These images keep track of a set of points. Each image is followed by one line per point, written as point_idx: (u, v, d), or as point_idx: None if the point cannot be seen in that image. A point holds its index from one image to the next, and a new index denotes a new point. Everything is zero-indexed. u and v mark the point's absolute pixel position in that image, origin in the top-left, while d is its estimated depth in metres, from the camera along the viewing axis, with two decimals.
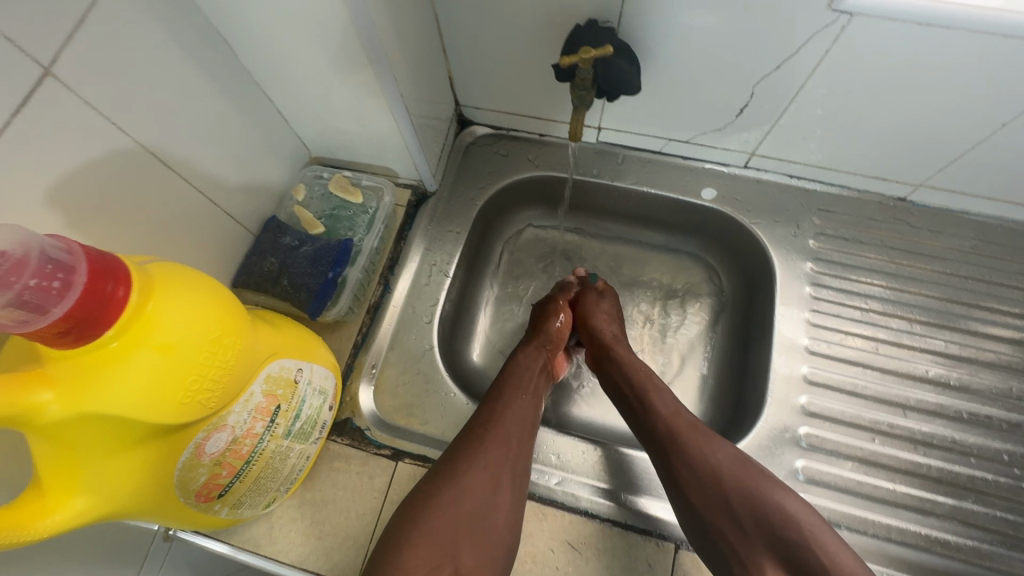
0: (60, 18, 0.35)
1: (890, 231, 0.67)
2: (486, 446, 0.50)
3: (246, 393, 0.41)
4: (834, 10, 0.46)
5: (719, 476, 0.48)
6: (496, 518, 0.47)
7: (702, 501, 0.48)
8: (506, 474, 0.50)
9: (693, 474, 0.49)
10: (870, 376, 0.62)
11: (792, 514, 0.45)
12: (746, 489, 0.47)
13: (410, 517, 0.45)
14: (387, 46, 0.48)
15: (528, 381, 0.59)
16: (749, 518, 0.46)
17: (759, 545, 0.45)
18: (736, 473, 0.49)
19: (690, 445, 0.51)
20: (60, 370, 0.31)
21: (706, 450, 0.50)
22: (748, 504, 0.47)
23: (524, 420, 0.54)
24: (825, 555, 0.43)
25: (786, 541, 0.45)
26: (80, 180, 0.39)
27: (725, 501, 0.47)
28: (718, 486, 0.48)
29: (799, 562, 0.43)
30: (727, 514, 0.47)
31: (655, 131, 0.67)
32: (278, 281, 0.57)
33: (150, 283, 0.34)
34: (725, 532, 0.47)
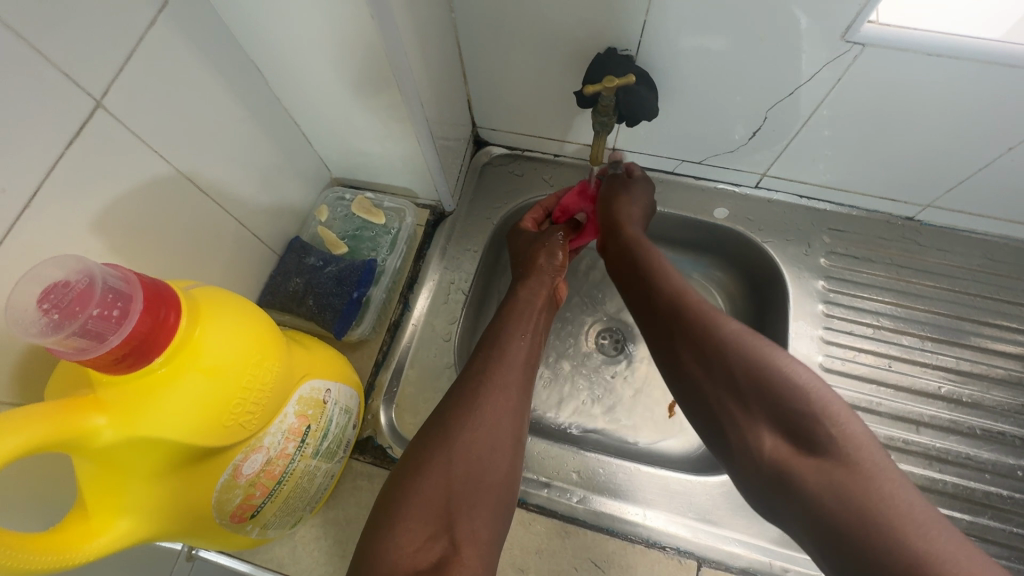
0: (111, 54, 0.37)
1: (899, 249, 0.68)
2: (483, 403, 0.50)
3: (280, 415, 0.41)
4: (847, 41, 0.48)
5: (720, 348, 0.47)
6: (494, 475, 0.48)
7: (705, 378, 0.48)
8: (508, 427, 0.50)
9: (696, 349, 0.48)
10: (884, 393, 0.63)
11: (801, 386, 0.42)
12: (749, 359, 0.45)
13: (402, 488, 0.45)
14: (415, 74, 0.50)
15: (530, 320, 0.59)
16: (750, 388, 0.44)
17: (760, 415, 0.44)
18: (742, 346, 0.46)
19: (694, 322, 0.49)
20: (113, 394, 0.32)
21: (710, 325, 0.48)
22: (752, 374, 0.44)
23: (518, 368, 0.55)
24: (835, 427, 0.40)
25: (789, 411, 0.42)
26: (124, 207, 0.41)
27: (727, 372, 0.46)
28: (720, 360, 0.47)
29: (803, 433, 0.41)
30: (728, 386, 0.46)
31: (669, 153, 0.69)
32: (303, 301, 0.58)
33: (197, 308, 0.35)
34: (726, 404, 0.46)
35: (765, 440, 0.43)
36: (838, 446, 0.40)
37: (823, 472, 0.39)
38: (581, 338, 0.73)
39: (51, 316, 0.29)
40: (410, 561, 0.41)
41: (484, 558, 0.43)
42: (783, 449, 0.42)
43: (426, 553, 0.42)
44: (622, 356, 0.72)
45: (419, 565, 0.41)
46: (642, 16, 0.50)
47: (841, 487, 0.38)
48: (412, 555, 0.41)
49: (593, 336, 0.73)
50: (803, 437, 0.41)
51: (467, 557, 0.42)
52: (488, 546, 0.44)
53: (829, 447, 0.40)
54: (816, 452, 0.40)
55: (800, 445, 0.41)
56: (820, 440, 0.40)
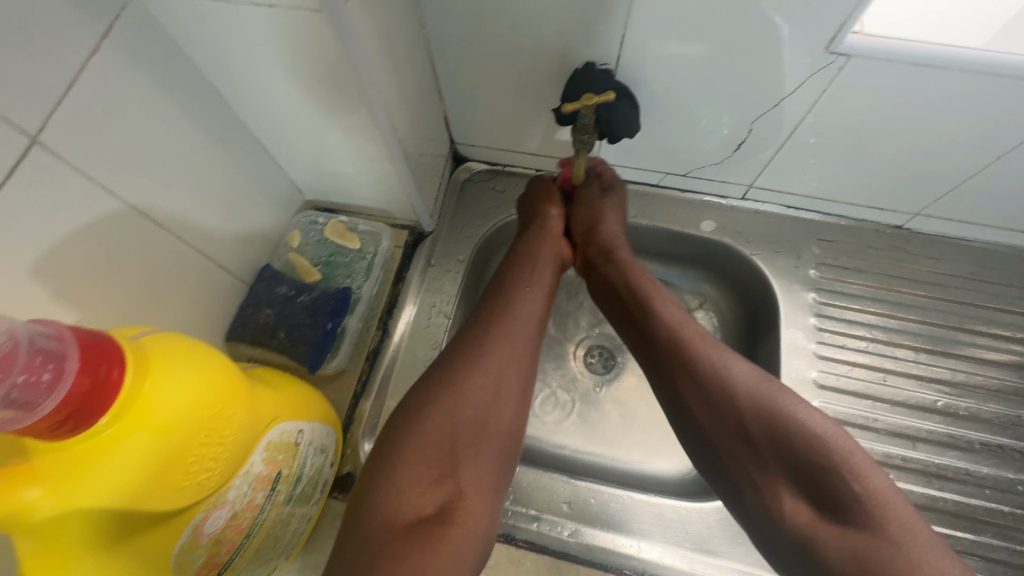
0: (46, 87, 0.34)
1: (889, 258, 0.67)
2: (490, 346, 0.48)
3: (246, 464, 0.39)
4: (832, 52, 0.47)
5: (730, 397, 0.45)
6: (500, 423, 0.46)
7: (714, 428, 0.46)
8: (514, 376, 0.48)
9: (703, 392, 0.46)
10: (880, 408, 0.61)
11: (820, 438, 0.42)
12: (764, 413, 0.44)
13: (402, 430, 0.43)
14: (385, 95, 0.47)
15: (534, 270, 0.56)
16: (765, 444, 0.43)
17: (779, 472, 0.42)
18: (755, 400, 0.45)
19: (701, 370, 0.47)
20: (50, 462, 0.29)
21: (719, 372, 0.46)
22: (765, 428, 0.43)
23: (530, 318, 0.52)
24: (856, 482, 0.40)
25: (807, 466, 0.42)
26: (70, 249, 0.38)
27: (738, 425, 0.44)
28: (731, 407, 0.45)
29: (825, 490, 0.41)
30: (743, 438, 0.44)
31: (652, 166, 0.67)
32: (275, 333, 0.55)
33: (145, 360, 0.32)
34: (740, 461, 0.44)
35: (784, 502, 0.42)
36: (862, 506, 0.39)
37: (848, 542, 0.38)
38: (569, 357, 0.70)
39: None
40: (414, 506, 0.40)
41: (490, 506, 0.42)
42: (806, 513, 0.41)
43: (431, 498, 0.41)
44: (612, 374, 0.69)
45: (423, 511, 0.40)
46: (620, 30, 0.49)
47: (871, 548, 0.37)
48: (416, 500, 0.40)
49: (581, 354, 0.70)
50: (822, 492, 0.41)
51: (472, 503, 0.42)
52: (494, 493, 0.43)
53: (850, 503, 0.39)
54: (838, 510, 0.40)
55: (821, 502, 0.41)
56: (840, 496, 0.40)
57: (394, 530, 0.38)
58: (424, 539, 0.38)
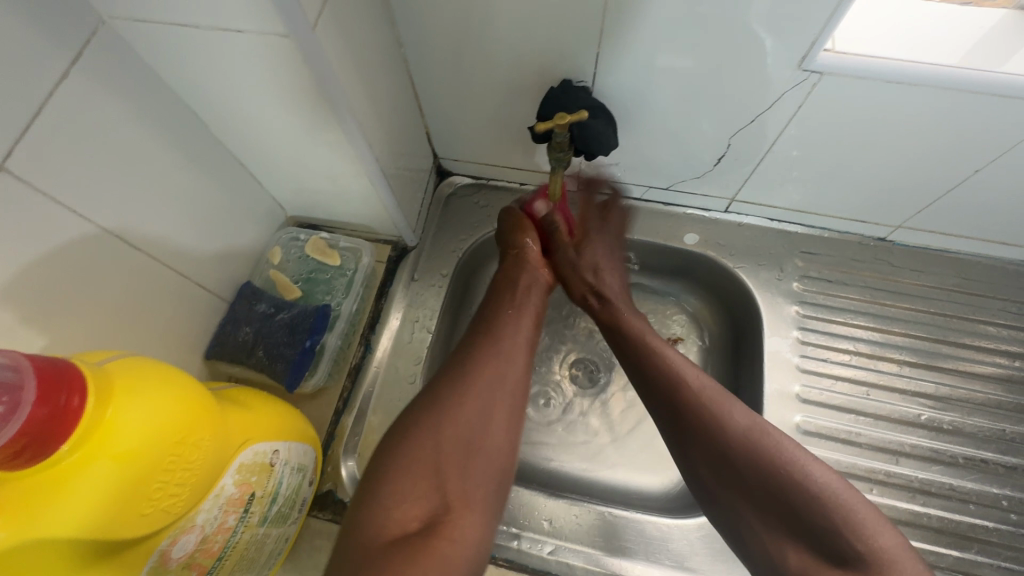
0: (14, 113, 0.34)
1: (872, 271, 0.67)
2: (475, 371, 0.48)
3: (217, 487, 0.39)
4: (804, 69, 0.47)
5: (729, 452, 0.45)
6: (487, 441, 0.45)
7: (717, 482, 0.46)
8: (502, 402, 0.48)
9: (704, 448, 0.47)
10: (863, 423, 0.61)
11: (822, 494, 0.41)
12: (764, 471, 0.43)
13: (391, 449, 0.43)
14: (360, 114, 0.48)
15: (521, 297, 0.56)
16: (766, 499, 0.43)
17: (780, 525, 0.43)
18: (754, 456, 0.44)
19: (703, 425, 0.47)
20: (9, 494, 0.29)
21: (719, 427, 0.46)
22: (765, 484, 0.43)
23: (518, 344, 0.52)
24: (860, 539, 0.40)
25: (810, 523, 0.41)
26: (40, 272, 0.38)
27: (739, 479, 0.45)
28: (731, 463, 0.45)
29: (830, 547, 0.40)
30: (745, 492, 0.44)
31: (634, 180, 0.68)
32: (253, 352, 0.55)
33: (108, 387, 0.32)
34: (743, 513, 0.45)
35: (789, 553, 0.42)
36: (865, 561, 0.39)
37: None
38: (554, 371, 0.70)
39: None
40: (400, 523, 0.39)
41: (481, 521, 0.42)
42: (809, 564, 0.41)
43: (417, 514, 0.40)
44: (596, 388, 0.69)
45: (408, 527, 0.39)
46: (594, 48, 0.49)
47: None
48: (401, 518, 0.40)
49: (566, 368, 0.70)
50: (827, 547, 0.41)
51: (460, 519, 0.41)
52: (484, 511, 0.43)
53: (853, 557, 0.39)
54: (840, 564, 0.40)
55: (826, 555, 0.40)
56: (844, 551, 0.40)
57: (376, 546, 0.37)
58: (406, 553, 0.37)
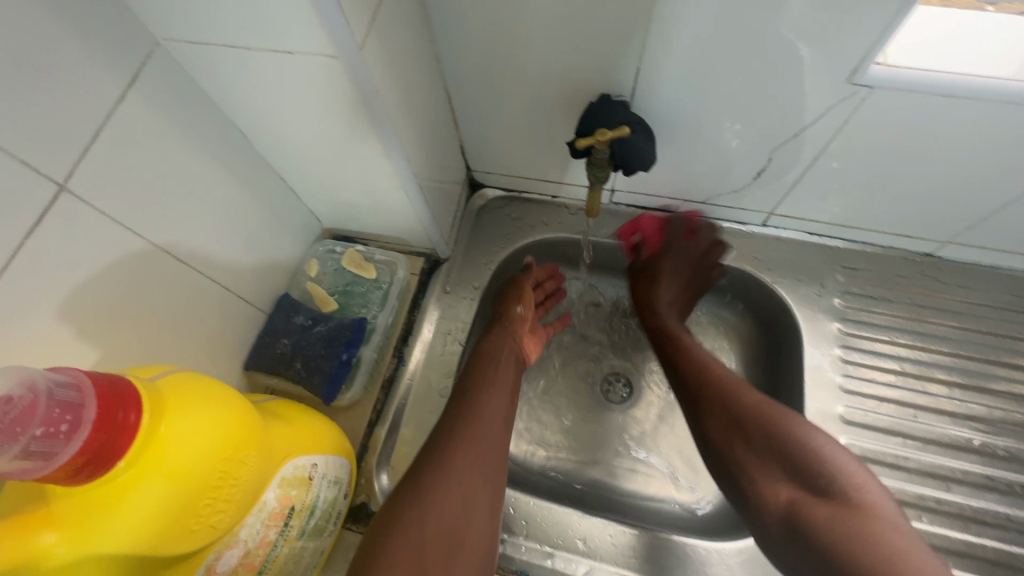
0: (77, 135, 0.36)
1: (919, 287, 0.64)
2: (456, 457, 0.48)
3: (259, 502, 0.39)
4: (853, 83, 0.46)
5: (733, 402, 0.52)
6: (470, 531, 0.46)
7: (723, 435, 0.52)
8: (481, 484, 0.48)
9: (712, 399, 0.54)
10: (911, 446, 0.59)
11: (815, 448, 0.47)
12: (765, 420, 0.50)
13: (373, 552, 0.42)
14: (401, 132, 0.48)
15: (500, 375, 0.56)
16: (765, 444, 0.49)
17: (777, 466, 0.48)
18: (760, 409, 0.51)
19: (720, 386, 0.54)
20: (68, 508, 0.29)
21: (735, 386, 0.54)
22: (766, 431, 0.49)
23: (496, 427, 0.52)
24: (841, 476, 0.45)
25: (804, 465, 0.46)
26: (95, 288, 0.39)
27: (739, 425, 0.51)
28: (733, 410, 0.52)
29: (817, 482, 0.45)
30: (750, 439, 0.50)
31: (670, 194, 0.67)
32: (291, 363, 0.56)
33: (162, 402, 0.32)
34: (743, 459, 0.50)
35: (781, 494, 0.46)
36: (849, 491, 0.44)
37: (837, 515, 0.42)
38: (583, 387, 0.69)
39: None
40: None
41: None
42: (798, 500, 0.45)
43: None
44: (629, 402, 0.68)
45: None
46: (636, 63, 0.49)
47: (855, 524, 0.41)
48: None
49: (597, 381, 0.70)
50: (816, 486, 0.45)
51: None
52: None
53: (839, 494, 0.44)
54: (827, 500, 0.44)
55: (815, 492, 0.45)
56: (831, 491, 0.44)
57: None
58: None
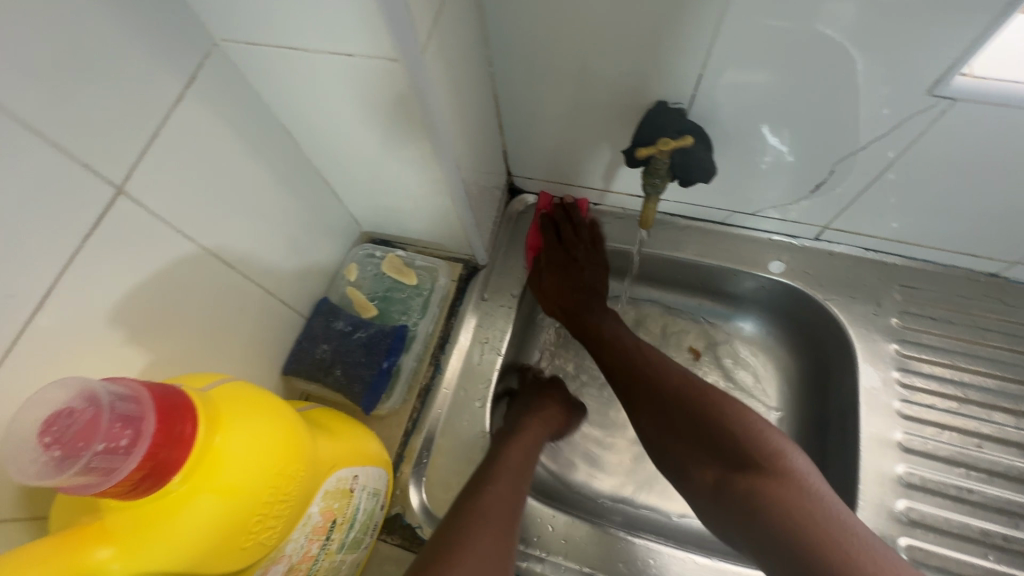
0: (134, 138, 0.35)
1: (984, 310, 0.61)
2: (477, 520, 0.45)
3: (305, 516, 0.38)
4: (934, 95, 0.42)
5: (656, 389, 0.53)
6: None
7: (652, 426, 0.52)
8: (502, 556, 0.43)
9: (636, 389, 0.54)
10: (975, 478, 0.56)
11: (731, 421, 0.48)
12: (686, 403, 0.50)
13: None
14: (452, 138, 0.47)
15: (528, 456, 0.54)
16: (689, 429, 0.49)
17: (703, 448, 0.48)
18: (682, 394, 0.51)
19: (647, 377, 0.54)
20: (122, 521, 0.29)
21: (660, 372, 0.54)
22: (685, 414, 0.50)
23: (506, 485, 0.49)
24: (757, 447, 0.46)
25: (725, 444, 0.47)
26: (146, 292, 0.38)
27: (662, 413, 0.51)
28: (654, 397, 0.52)
29: (738, 459, 0.46)
30: (679, 428, 0.50)
31: (719, 205, 0.64)
32: (330, 370, 0.55)
33: (216, 414, 0.31)
34: (675, 448, 0.50)
35: (708, 472, 0.48)
36: (769, 462, 0.45)
37: (756, 489, 0.44)
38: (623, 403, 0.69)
39: (54, 453, 0.25)
40: None
41: None
42: (723, 477, 0.47)
43: None
44: None
45: None
46: (697, 70, 0.46)
47: (772, 496, 0.43)
48: None
49: None
50: (738, 462, 0.46)
51: None
52: None
53: (758, 467, 0.45)
54: (747, 474, 0.45)
55: (736, 468, 0.46)
56: (752, 464, 0.45)
57: None
58: None
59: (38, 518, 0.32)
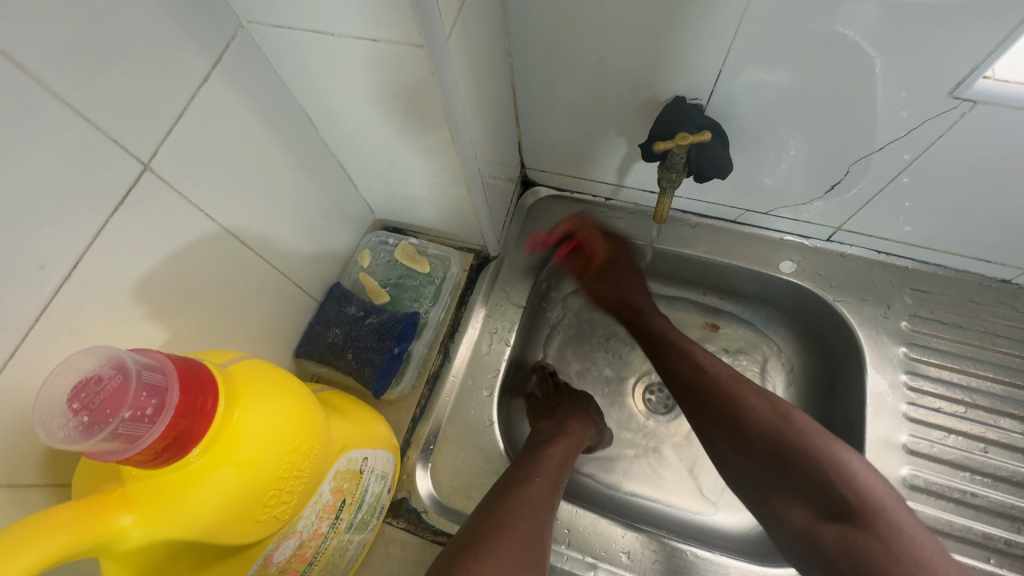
0: (160, 116, 0.36)
1: (994, 315, 0.61)
2: (515, 511, 0.45)
3: (317, 494, 0.38)
4: (957, 96, 0.42)
5: (739, 413, 0.51)
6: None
7: (733, 451, 0.51)
8: (536, 548, 0.43)
9: (717, 409, 0.52)
10: (979, 483, 0.56)
11: (827, 463, 0.45)
12: (777, 436, 0.48)
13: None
14: (471, 126, 0.47)
15: (567, 456, 0.55)
16: (778, 465, 0.47)
17: (789, 487, 0.46)
18: (771, 426, 0.49)
19: (727, 403, 0.52)
20: (142, 489, 0.29)
21: (738, 395, 0.52)
22: (775, 447, 0.48)
23: (548, 479, 0.50)
24: (852, 494, 0.44)
25: (818, 487, 0.45)
26: (167, 268, 0.39)
27: (743, 439, 0.50)
28: (736, 420, 0.51)
29: (827, 503, 0.44)
30: (759, 460, 0.49)
31: (732, 203, 0.64)
32: (342, 354, 0.56)
33: (234, 388, 0.32)
34: (755, 476, 0.49)
35: (796, 512, 0.46)
36: (861, 511, 0.43)
37: (843, 539, 0.42)
38: (627, 398, 0.70)
39: (82, 419, 0.26)
40: None
41: None
42: (810, 520, 0.45)
43: None
44: (672, 415, 0.69)
45: None
46: (717, 64, 0.46)
47: (861, 551, 0.41)
48: None
49: (639, 392, 0.70)
50: (832, 510, 0.44)
51: None
52: None
53: (854, 517, 0.43)
54: (843, 524, 0.43)
55: (827, 514, 0.44)
56: (846, 513, 0.43)
57: None
58: None
59: (58, 485, 0.34)
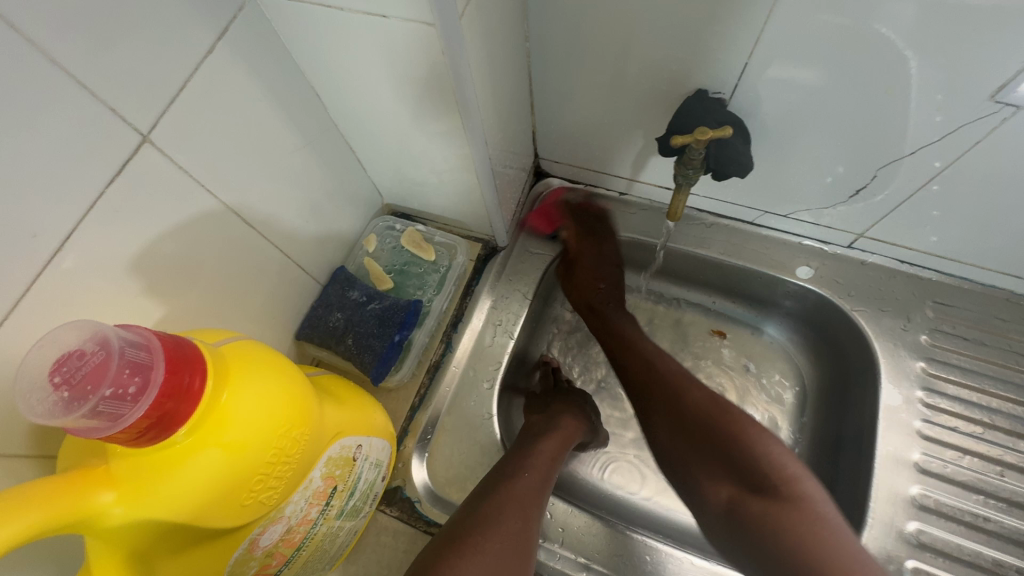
0: (162, 87, 0.35)
1: (1021, 333, 0.58)
2: (502, 504, 0.45)
3: (306, 480, 0.38)
4: (998, 100, 0.39)
5: (676, 397, 0.51)
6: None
7: (667, 435, 0.51)
8: (523, 545, 0.43)
9: (659, 395, 0.53)
10: (993, 506, 0.54)
11: (749, 441, 0.46)
12: (706, 416, 0.49)
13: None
14: (481, 111, 0.45)
15: (560, 451, 0.54)
16: (704, 444, 0.48)
17: (716, 465, 0.47)
18: (703, 408, 0.49)
19: (668, 386, 0.53)
20: (126, 467, 0.29)
21: (681, 381, 0.53)
22: (704, 429, 0.48)
23: (539, 474, 0.50)
24: (773, 471, 0.44)
25: (739, 462, 0.45)
26: (166, 243, 0.38)
27: (679, 422, 0.50)
28: (673, 403, 0.51)
29: (749, 478, 0.45)
30: (686, 438, 0.49)
31: (751, 203, 0.62)
32: (342, 339, 0.55)
33: (225, 369, 0.31)
34: (684, 456, 0.50)
35: (722, 490, 0.46)
36: (782, 486, 0.43)
37: (767, 513, 0.42)
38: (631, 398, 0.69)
39: (63, 394, 0.25)
40: None
41: None
42: (736, 497, 0.45)
43: None
44: None
45: None
46: (743, 57, 0.44)
47: (783, 523, 0.41)
48: None
49: None
50: (754, 485, 0.44)
51: None
52: None
53: (773, 491, 0.43)
54: (764, 498, 0.43)
55: (750, 490, 0.44)
56: (765, 489, 0.44)
57: None
58: None
59: (47, 458, 0.34)
